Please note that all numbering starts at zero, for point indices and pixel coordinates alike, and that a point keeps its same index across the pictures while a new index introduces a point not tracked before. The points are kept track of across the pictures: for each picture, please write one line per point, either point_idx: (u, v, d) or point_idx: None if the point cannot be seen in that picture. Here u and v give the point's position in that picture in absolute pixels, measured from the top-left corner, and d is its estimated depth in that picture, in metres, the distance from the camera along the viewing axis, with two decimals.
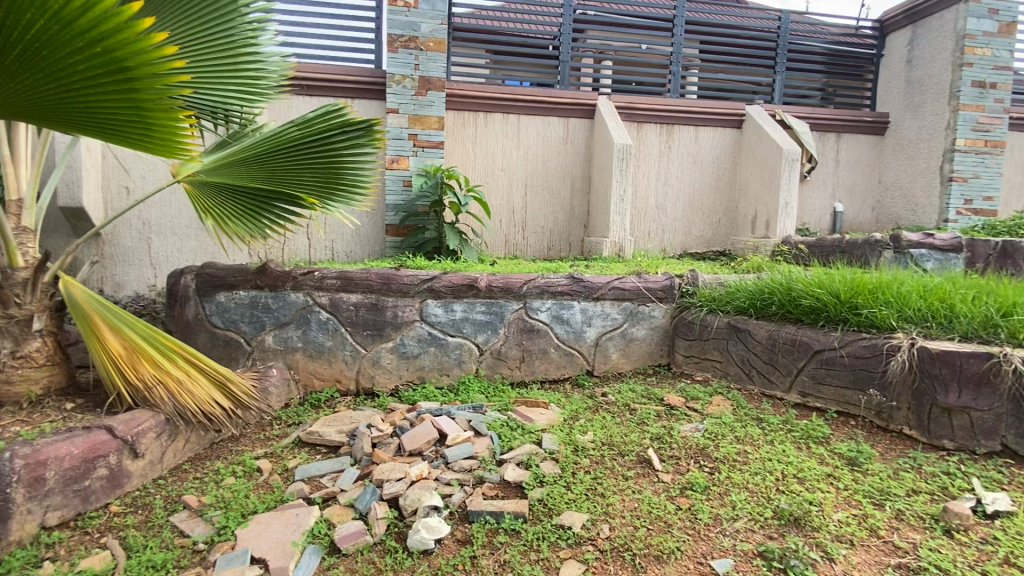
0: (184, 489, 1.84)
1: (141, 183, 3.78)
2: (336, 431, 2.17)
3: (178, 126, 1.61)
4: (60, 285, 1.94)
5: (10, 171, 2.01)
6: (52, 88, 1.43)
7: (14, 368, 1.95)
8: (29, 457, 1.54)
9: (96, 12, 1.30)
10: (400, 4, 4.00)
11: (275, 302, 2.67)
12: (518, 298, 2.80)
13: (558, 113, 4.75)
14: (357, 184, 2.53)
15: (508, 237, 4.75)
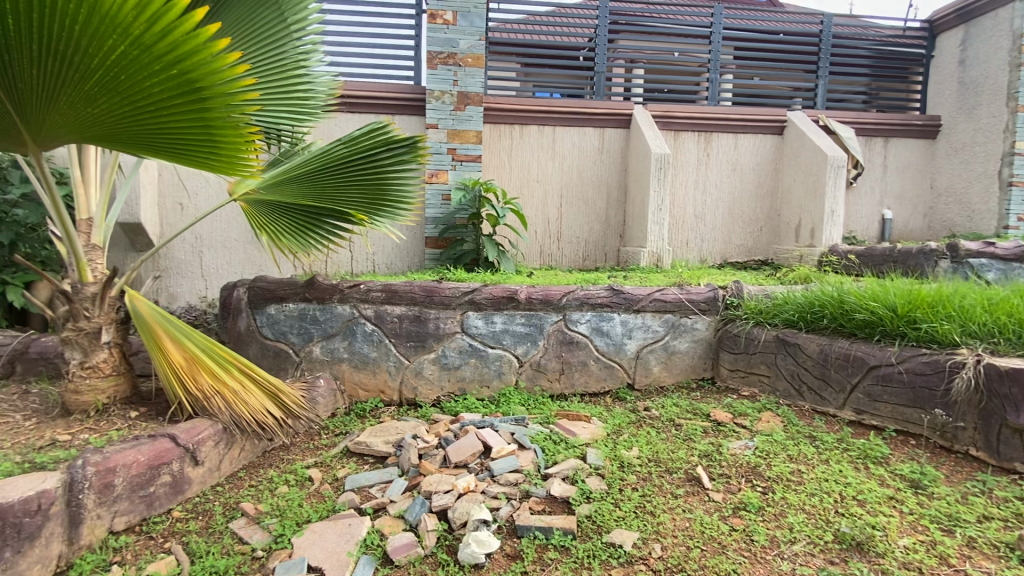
0: (241, 497, 1.91)
1: (193, 199, 3.96)
2: (383, 442, 2.21)
3: (243, 144, 1.68)
4: (126, 299, 2.05)
5: (81, 193, 2.12)
6: (131, 110, 1.53)
7: (83, 378, 2.07)
8: (100, 464, 1.62)
9: (174, 36, 1.39)
10: (439, 22, 4.10)
11: (322, 314, 2.75)
12: (557, 310, 2.80)
13: (594, 123, 4.75)
14: (402, 200, 2.60)
15: (544, 247, 4.76)
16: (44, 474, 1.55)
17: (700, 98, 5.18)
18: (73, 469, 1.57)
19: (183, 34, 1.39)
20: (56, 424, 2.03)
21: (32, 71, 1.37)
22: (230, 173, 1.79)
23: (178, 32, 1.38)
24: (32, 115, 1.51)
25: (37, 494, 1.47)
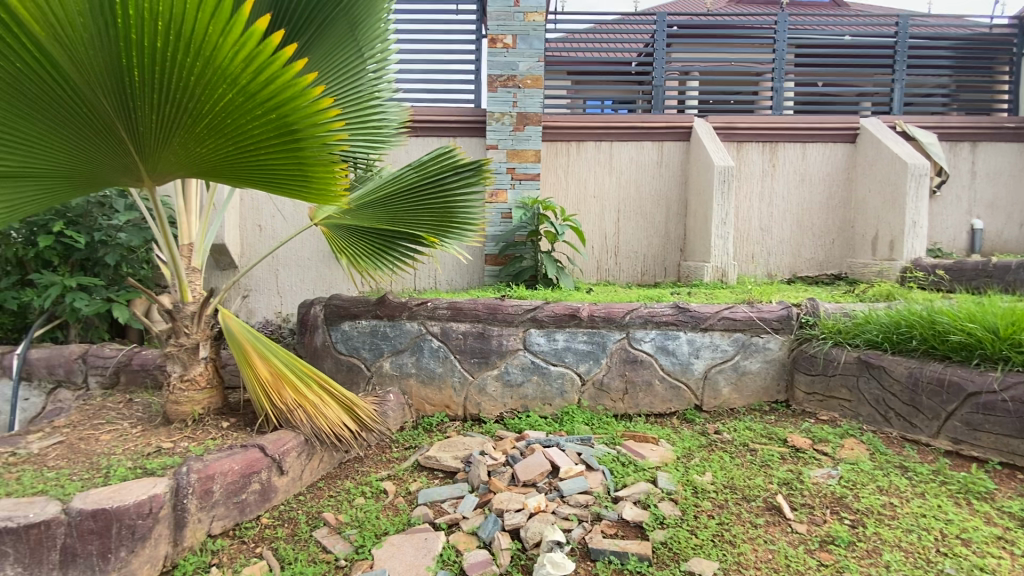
0: (322, 506, 2.00)
1: (271, 221, 4.24)
2: (452, 457, 2.26)
3: (333, 177, 1.78)
4: (221, 318, 2.23)
5: (184, 220, 2.31)
6: (236, 149, 1.67)
7: (182, 389, 2.25)
8: (201, 472, 1.76)
9: (277, 83, 1.51)
10: (499, 46, 4.22)
11: (392, 331, 2.86)
12: (621, 328, 2.77)
13: (652, 137, 4.70)
14: (468, 221, 2.67)
15: (601, 263, 4.74)
16: (154, 479, 1.69)
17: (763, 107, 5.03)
18: (178, 476, 1.71)
19: (285, 82, 1.51)
20: (159, 432, 2.22)
21: (155, 116, 1.54)
22: (319, 204, 1.90)
23: (281, 82, 1.51)
24: (152, 154, 1.69)
25: (149, 497, 1.61)
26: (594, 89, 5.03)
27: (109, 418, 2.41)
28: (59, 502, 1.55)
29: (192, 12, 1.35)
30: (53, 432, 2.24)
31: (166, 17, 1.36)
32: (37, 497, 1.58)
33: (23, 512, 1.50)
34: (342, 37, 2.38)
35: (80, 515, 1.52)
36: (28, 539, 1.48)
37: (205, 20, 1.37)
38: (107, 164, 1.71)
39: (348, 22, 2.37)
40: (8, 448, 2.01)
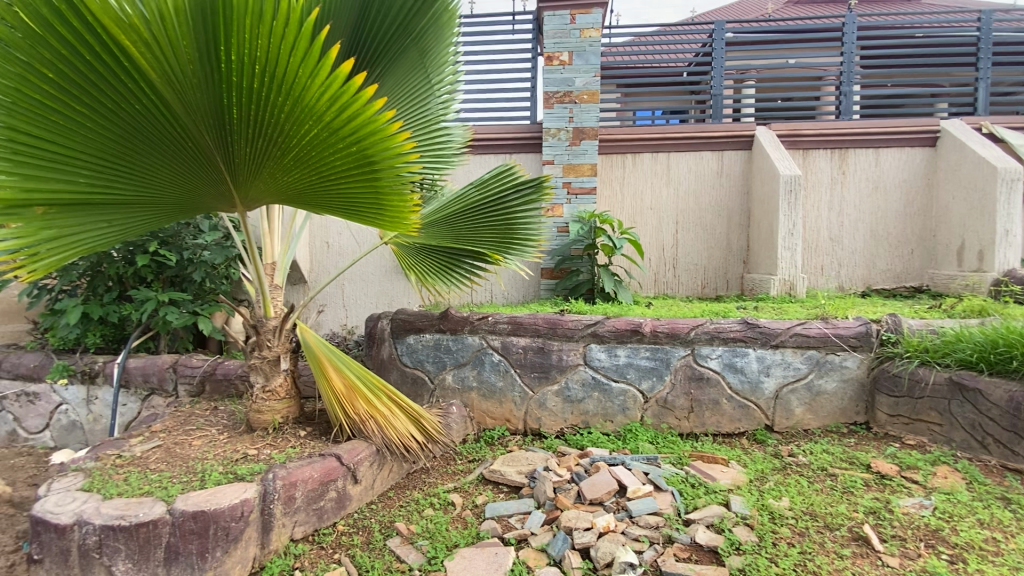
0: (394, 516, 2.07)
1: (337, 237, 4.46)
2: (517, 472, 2.28)
3: (408, 206, 1.80)
4: (299, 332, 2.36)
5: (268, 240, 2.47)
6: (319, 177, 1.74)
7: (265, 399, 2.39)
8: (286, 478, 1.86)
9: (358, 119, 1.55)
10: (556, 63, 4.28)
11: (455, 344, 2.93)
12: (685, 344, 2.71)
13: (712, 147, 4.60)
14: (530, 238, 2.69)
15: (659, 275, 4.66)
16: (245, 484, 1.81)
17: (830, 112, 4.81)
18: (266, 482, 1.82)
19: (366, 117, 1.55)
20: (244, 439, 2.36)
21: (250, 149, 1.64)
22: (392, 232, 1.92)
23: (362, 116, 1.55)
24: (245, 182, 1.80)
25: (241, 502, 1.72)
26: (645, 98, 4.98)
27: (199, 424, 2.60)
28: (164, 503, 1.68)
29: (283, 54, 1.43)
30: (152, 436, 2.43)
31: (260, 59, 1.45)
32: (145, 497, 1.71)
33: (134, 511, 1.64)
34: (412, 65, 2.47)
35: (182, 516, 1.64)
36: (138, 537, 1.61)
37: (295, 60, 1.44)
38: (207, 194, 1.83)
39: (418, 51, 2.47)
40: (115, 450, 2.20)
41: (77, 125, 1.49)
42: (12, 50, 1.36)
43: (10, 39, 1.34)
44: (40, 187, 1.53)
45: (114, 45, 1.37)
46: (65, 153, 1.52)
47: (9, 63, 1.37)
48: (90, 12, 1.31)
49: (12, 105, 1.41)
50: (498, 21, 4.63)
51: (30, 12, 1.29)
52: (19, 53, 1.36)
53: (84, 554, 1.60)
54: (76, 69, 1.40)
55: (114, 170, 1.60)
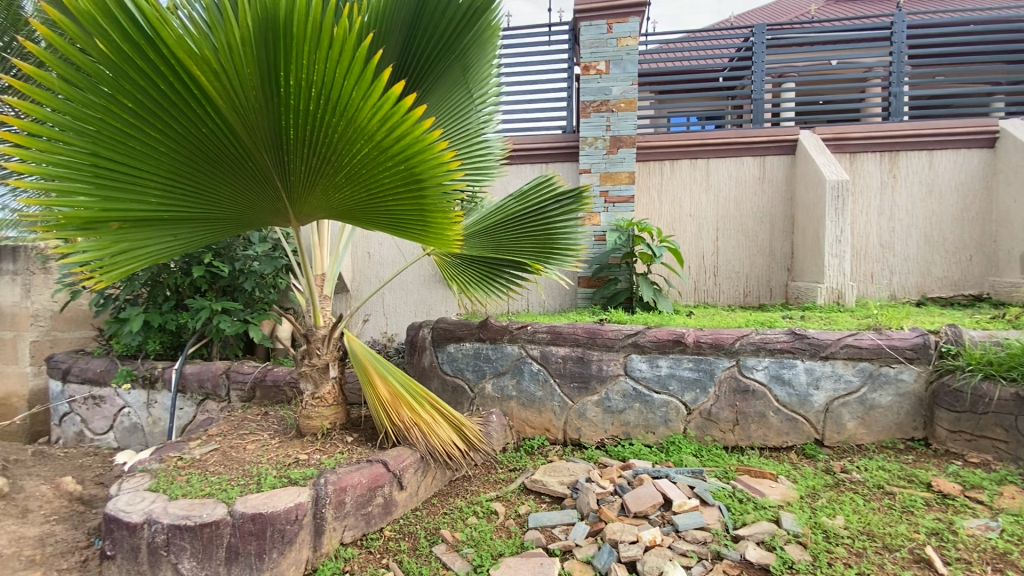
0: (439, 523, 2.11)
1: (378, 247, 4.58)
2: (559, 483, 2.29)
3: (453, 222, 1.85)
4: (346, 340, 2.44)
5: (318, 252, 2.57)
6: (368, 195, 1.81)
7: (314, 405, 2.48)
8: (337, 484, 1.92)
9: (408, 140, 1.61)
10: (592, 72, 4.30)
11: (494, 353, 2.95)
12: (729, 355, 2.65)
13: (753, 152, 4.50)
14: (570, 247, 2.70)
15: (699, 284, 4.58)
16: (298, 488, 1.88)
17: (879, 114, 4.64)
18: (318, 487, 1.89)
19: (416, 138, 1.61)
20: (294, 444, 2.45)
21: (305, 168, 1.72)
22: (437, 247, 1.98)
23: (411, 135, 1.60)
24: (299, 199, 1.88)
25: (296, 505, 1.79)
26: (680, 104, 4.94)
27: (252, 428, 2.71)
28: (225, 505, 1.77)
29: (339, 78, 1.50)
30: (209, 439, 2.55)
31: (318, 84, 1.51)
32: (207, 499, 1.80)
33: (198, 512, 1.72)
34: (455, 81, 2.53)
35: (242, 517, 1.72)
36: (202, 537, 1.69)
37: (350, 84, 1.51)
38: (263, 210, 1.93)
39: (461, 68, 2.52)
40: (177, 452, 2.32)
41: (150, 149, 1.58)
42: (95, 82, 1.45)
43: (94, 71, 1.44)
44: (115, 206, 1.63)
45: (186, 75, 1.45)
46: (139, 175, 1.62)
47: (93, 94, 1.47)
48: (166, 46, 1.39)
49: (94, 132, 1.52)
50: (534, 33, 4.69)
51: (113, 48, 1.39)
52: (101, 84, 1.46)
53: (153, 551, 1.69)
54: (151, 98, 1.50)
55: (180, 189, 1.70)
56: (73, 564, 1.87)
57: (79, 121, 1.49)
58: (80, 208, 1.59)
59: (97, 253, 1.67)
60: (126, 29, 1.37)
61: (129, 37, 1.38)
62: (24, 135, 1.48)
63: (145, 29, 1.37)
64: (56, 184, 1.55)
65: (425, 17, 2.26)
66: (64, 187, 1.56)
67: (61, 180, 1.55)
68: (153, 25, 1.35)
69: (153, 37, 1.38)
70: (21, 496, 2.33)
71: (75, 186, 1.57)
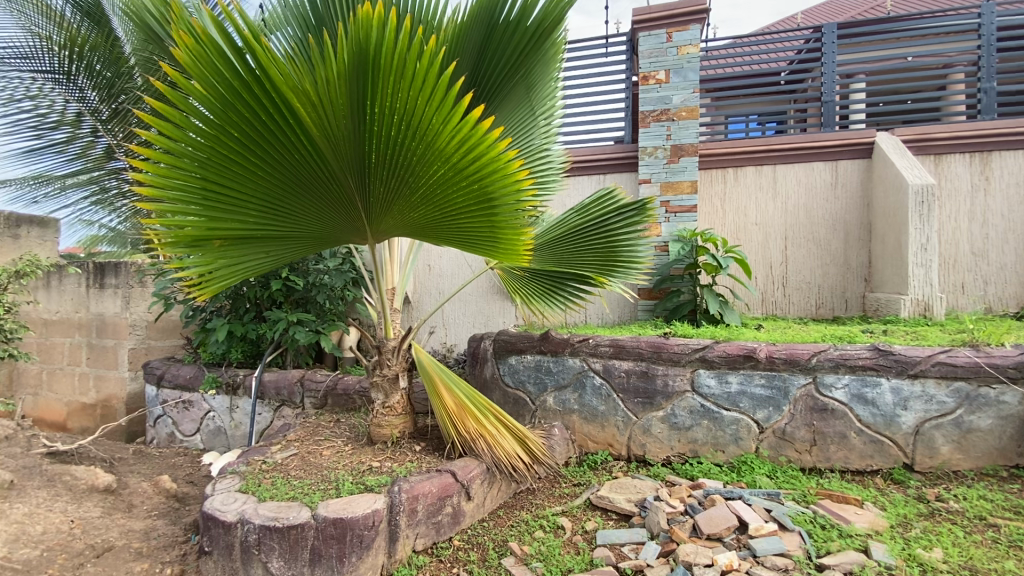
0: (507, 536, 2.13)
1: (438, 260, 4.71)
2: (626, 500, 2.26)
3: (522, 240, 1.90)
4: (414, 352, 2.52)
5: (389, 268, 2.69)
6: (441, 214, 1.89)
7: (384, 414, 2.57)
8: (409, 492, 1.99)
9: (483, 162, 1.67)
10: (652, 82, 4.26)
11: (556, 366, 2.95)
12: (805, 372, 2.53)
13: (824, 156, 4.28)
14: (633, 260, 2.67)
15: (766, 295, 4.39)
16: (374, 495, 1.96)
17: (966, 112, 4.30)
18: (392, 494, 1.96)
19: (491, 159, 1.67)
20: (366, 451, 2.55)
21: (384, 190, 1.82)
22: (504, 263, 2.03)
23: (486, 157, 1.67)
24: (376, 218, 1.99)
25: (373, 512, 1.87)
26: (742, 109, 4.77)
27: (326, 435, 2.84)
28: (309, 508, 1.87)
29: (422, 105, 1.57)
30: (288, 444, 2.70)
31: (401, 111, 1.59)
32: (293, 502, 1.92)
33: (285, 514, 1.83)
34: (520, 99, 2.59)
35: (324, 521, 1.81)
36: (288, 538, 1.79)
37: (431, 110, 1.58)
38: (342, 229, 2.05)
39: (526, 87, 2.58)
40: (261, 456, 2.47)
41: (250, 174, 1.72)
42: (208, 115, 1.59)
43: (208, 105, 1.57)
44: (219, 225, 1.79)
45: (285, 107, 1.57)
46: (240, 198, 1.76)
47: (205, 127, 1.61)
48: (271, 82, 1.51)
49: (204, 160, 1.66)
50: (591, 45, 4.70)
51: (223, 85, 1.52)
52: (213, 117, 1.59)
53: (245, 549, 1.82)
54: (254, 129, 1.62)
55: (273, 210, 1.83)
56: (174, 557, 2.02)
57: (192, 150, 1.64)
58: (190, 227, 1.76)
59: (201, 268, 1.84)
60: (237, 68, 1.49)
61: (240, 75, 1.50)
62: (145, 162, 1.64)
63: (252, 67, 1.49)
64: (170, 206, 1.71)
65: (496, 40, 2.33)
66: (177, 209, 1.72)
67: (175, 202, 1.71)
68: (261, 64, 1.47)
69: (259, 75, 1.50)
70: (126, 492, 2.56)
71: (186, 208, 1.73)
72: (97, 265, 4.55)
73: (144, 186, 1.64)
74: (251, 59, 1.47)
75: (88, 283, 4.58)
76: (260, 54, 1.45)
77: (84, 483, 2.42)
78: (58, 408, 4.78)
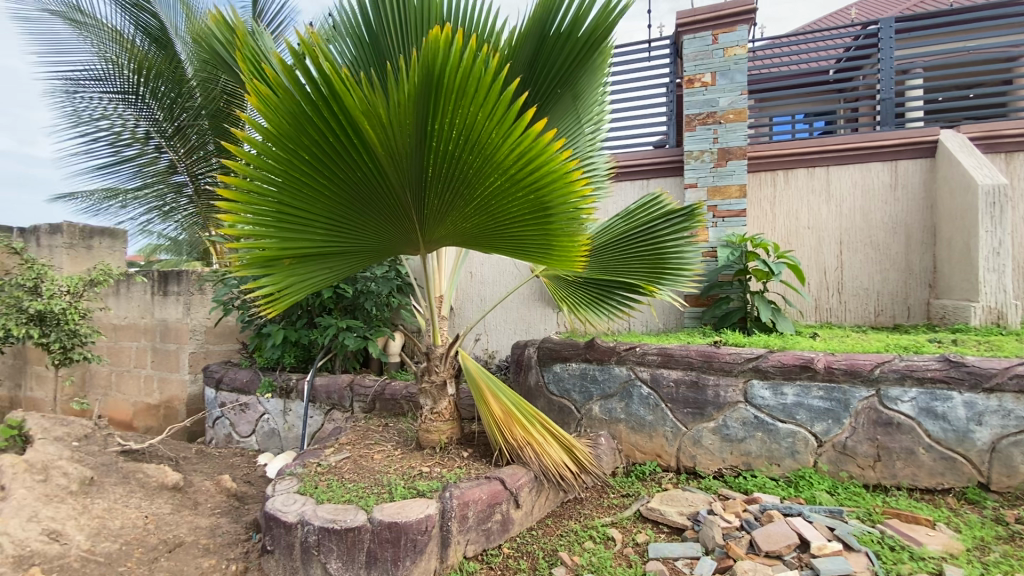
0: (557, 545, 2.13)
1: (479, 267, 4.75)
2: (678, 513, 2.22)
3: (577, 248, 1.91)
4: (461, 359, 2.55)
5: (438, 276, 2.74)
6: (496, 223, 1.92)
7: (433, 420, 2.61)
8: (460, 498, 2.01)
9: (541, 172, 1.69)
10: (697, 85, 4.19)
11: (601, 374, 2.92)
12: (868, 384, 2.41)
13: (882, 156, 4.08)
14: (682, 267, 2.63)
15: (820, 302, 4.21)
16: (426, 500, 2.00)
17: None
18: (444, 500, 1.99)
19: (549, 169, 1.69)
20: (415, 456, 2.60)
21: (442, 202, 1.87)
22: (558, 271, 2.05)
23: (543, 168, 1.69)
24: (433, 230, 2.04)
25: (425, 517, 1.90)
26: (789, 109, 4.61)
27: (375, 439, 2.90)
28: (364, 512, 1.92)
29: (481, 120, 1.62)
30: (341, 447, 2.78)
31: (462, 127, 1.64)
32: (349, 505, 1.97)
33: (343, 517, 1.89)
34: (567, 107, 2.60)
35: (380, 525, 1.86)
36: (346, 540, 1.85)
37: (491, 124, 1.62)
38: (399, 241, 2.11)
39: (573, 95, 2.60)
40: (315, 459, 2.55)
41: (319, 194, 1.80)
42: (282, 141, 1.68)
43: (282, 131, 1.66)
44: (290, 245, 1.88)
45: (353, 130, 1.64)
46: (309, 217, 1.85)
47: (278, 151, 1.69)
48: (341, 106, 1.58)
49: (278, 183, 1.75)
50: (634, 50, 4.67)
51: (297, 112, 1.60)
52: (287, 142, 1.68)
53: (306, 550, 1.88)
54: (323, 151, 1.70)
55: (339, 227, 1.91)
56: (237, 555, 2.12)
57: (267, 174, 1.73)
58: (264, 248, 1.85)
59: (275, 286, 1.93)
60: (309, 95, 1.57)
61: (313, 102, 1.58)
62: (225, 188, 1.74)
63: (324, 93, 1.56)
64: (246, 229, 1.81)
65: (545, 52, 2.36)
66: (253, 231, 1.81)
67: (251, 225, 1.81)
68: (333, 89, 1.54)
69: (330, 100, 1.57)
70: (192, 490, 2.69)
71: (260, 229, 1.82)
72: (161, 274, 4.83)
73: (226, 211, 1.73)
74: (324, 86, 1.54)
75: (153, 290, 4.86)
76: (331, 81, 1.52)
77: (155, 480, 2.56)
78: (125, 408, 5.07)
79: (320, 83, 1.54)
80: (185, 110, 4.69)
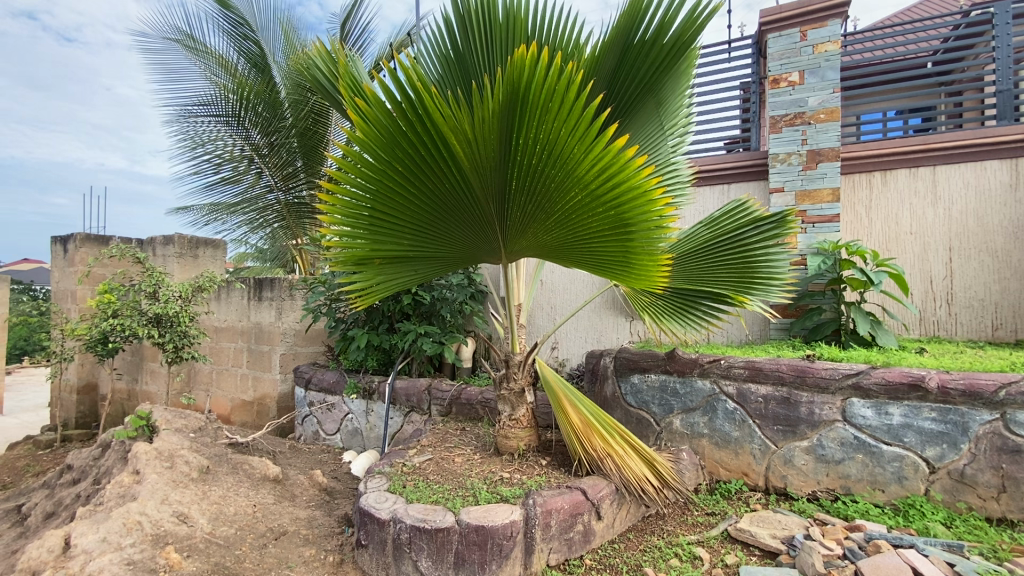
0: (641, 560, 2.09)
1: (550, 275, 4.76)
2: (771, 536, 2.13)
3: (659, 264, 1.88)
4: (539, 367, 2.56)
5: (517, 286, 2.78)
6: (573, 235, 1.94)
7: (511, 426, 2.63)
8: (543, 506, 2.03)
9: (622, 187, 1.69)
10: (784, 85, 4.00)
11: (683, 387, 2.83)
12: (990, 407, 2.18)
13: (1001, 154, 3.68)
14: (772, 276, 2.54)
15: (926, 314, 3.85)
16: (510, 506, 2.04)
17: None
18: (527, 507, 2.02)
19: (630, 185, 1.69)
20: (495, 461, 2.64)
21: (523, 213, 1.91)
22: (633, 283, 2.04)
23: (623, 183, 1.69)
24: (514, 240, 2.10)
25: (510, 522, 1.94)
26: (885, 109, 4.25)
27: (455, 443, 2.98)
28: (452, 513, 1.99)
29: (565, 135, 1.64)
30: (423, 449, 2.88)
31: (546, 142, 1.67)
32: (437, 505, 2.05)
33: (432, 517, 1.97)
34: (650, 115, 2.59)
35: (467, 527, 1.92)
36: (436, 540, 1.92)
37: (573, 138, 1.65)
38: (482, 250, 2.19)
39: (656, 102, 2.58)
40: (401, 459, 2.65)
41: (408, 204, 1.90)
42: (378, 153, 1.78)
43: (379, 145, 1.76)
44: (382, 247, 2.02)
45: (443, 145, 1.71)
46: (399, 222, 1.96)
47: (375, 162, 1.80)
48: (433, 123, 1.64)
49: (372, 191, 1.86)
50: (713, 52, 4.53)
51: (392, 127, 1.70)
52: (383, 154, 1.78)
53: (398, 546, 1.98)
54: (415, 164, 1.79)
55: (425, 235, 2.02)
56: (333, 546, 2.26)
57: (363, 183, 1.85)
58: (359, 249, 2.00)
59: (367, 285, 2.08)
60: (403, 109, 1.65)
61: (409, 119, 1.66)
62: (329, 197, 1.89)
63: (418, 110, 1.64)
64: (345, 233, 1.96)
65: (628, 62, 2.37)
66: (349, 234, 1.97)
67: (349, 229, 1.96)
68: (426, 106, 1.60)
69: (423, 116, 1.63)
70: (289, 483, 2.90)
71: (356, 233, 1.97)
72: (256, 281, 5.22)
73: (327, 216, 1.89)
74: (419, 106, 1.62)
75: (249, 296, 5.28)
76: (425, 97, 1.58)
77: (259, 472, 2.80)
78: (224, 403, 5.53)
79: (415, 102, 1.62)
80: (280, 128, 5.11)
